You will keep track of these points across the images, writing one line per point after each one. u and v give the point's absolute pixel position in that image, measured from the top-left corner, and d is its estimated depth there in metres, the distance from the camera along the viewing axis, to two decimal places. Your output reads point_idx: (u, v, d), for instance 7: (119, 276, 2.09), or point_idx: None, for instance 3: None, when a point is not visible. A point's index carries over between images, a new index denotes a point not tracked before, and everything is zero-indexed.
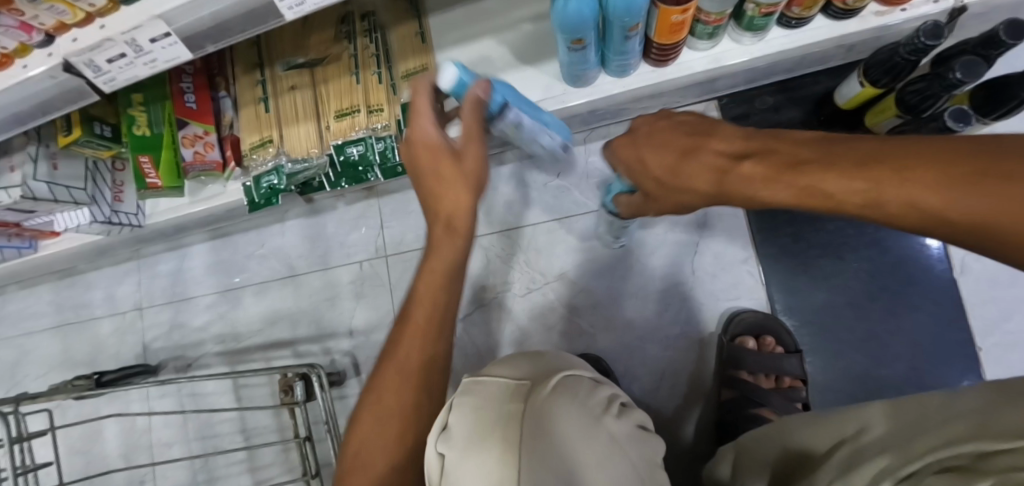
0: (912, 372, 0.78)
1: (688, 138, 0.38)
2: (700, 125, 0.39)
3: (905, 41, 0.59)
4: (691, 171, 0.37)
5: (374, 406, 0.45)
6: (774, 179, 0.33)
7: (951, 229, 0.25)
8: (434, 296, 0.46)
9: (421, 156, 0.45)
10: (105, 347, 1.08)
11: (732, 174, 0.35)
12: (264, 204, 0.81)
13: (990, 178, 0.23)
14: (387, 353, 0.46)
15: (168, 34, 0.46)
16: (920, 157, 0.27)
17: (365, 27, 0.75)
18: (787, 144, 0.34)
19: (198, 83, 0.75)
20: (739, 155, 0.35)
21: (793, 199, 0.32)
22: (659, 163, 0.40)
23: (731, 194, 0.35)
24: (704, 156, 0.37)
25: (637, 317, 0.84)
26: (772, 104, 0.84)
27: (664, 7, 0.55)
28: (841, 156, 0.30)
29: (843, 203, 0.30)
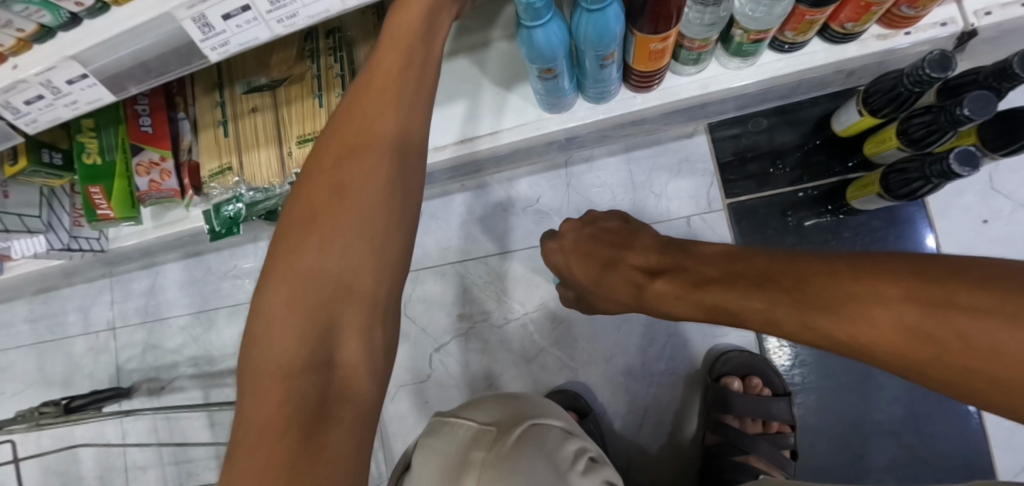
0: (910, 415, 0.74)
1: (609, 251, 0.47)
2: (619, 240, 0.48)
3: (908, 70, 0.53)
4: (612, 280, 0.44)
5: (312, 216, 0.33)
6: (684, 296, 0.36)
7: (855, 353, 0.25)
8: (399, 47, 0.37)
9: None
10: (80, 367, 1.04)
11: (646, 289, 0.40)
12: (225, 232, 0.76)
13: (863, 298, 0.25)
14: (332, 142, 0.35)
15: (85, 75, 0.42)
16: (813, 270, 0.28)
17: (330, 45, 0.70)
18: (696, 259, 0.38)
19: (155, 104, 0.70)
20: (652, 270, 0.41)
21: (707, 313, 0.35)
22: (589, 270, 0.48)
23: (646, 301, 0.41)
24: (622, 268, 0.44)
25: (615, 351, 0.80)
26: (766, 126, 0.79)
27: (642, 35, 0.49)
28: (740, 275, 0.33)
29: (748, 321, 0.32)
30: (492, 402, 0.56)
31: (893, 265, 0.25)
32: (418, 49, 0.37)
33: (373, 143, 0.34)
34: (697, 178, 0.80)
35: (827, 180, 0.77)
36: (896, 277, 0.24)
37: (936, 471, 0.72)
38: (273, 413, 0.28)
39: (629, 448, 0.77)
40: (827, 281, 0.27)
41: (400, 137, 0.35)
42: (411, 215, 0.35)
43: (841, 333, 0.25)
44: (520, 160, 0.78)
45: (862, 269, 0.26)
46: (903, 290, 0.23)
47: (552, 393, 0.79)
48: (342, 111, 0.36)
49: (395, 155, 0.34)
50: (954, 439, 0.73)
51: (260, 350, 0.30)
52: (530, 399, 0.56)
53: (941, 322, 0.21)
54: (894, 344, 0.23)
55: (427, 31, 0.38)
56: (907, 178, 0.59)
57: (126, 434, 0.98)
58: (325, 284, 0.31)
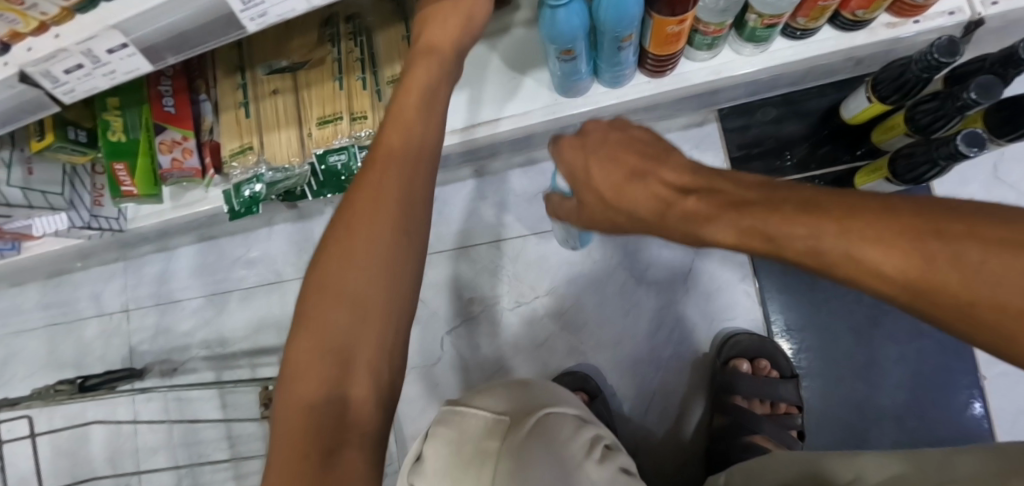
0: (914, 400, 0.75)
1: (641, 157, 0.36)
2: (654, 147, 0.37)
3: (918, 56, 0.55)
4: (633, 194, 0.36)
5: (329, 262, 0.34)
6: (715, 216, 0.30)
7: (897, 293, 0.21)
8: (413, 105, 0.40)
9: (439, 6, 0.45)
10: (92, 349, 1.05)
11: (674, 209, 0.32)
12: (244, 212, 0.78)
13: (917, 234, 0.21)
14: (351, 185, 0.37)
15: (126, 45, 0.44)
16: (864, 203, 0.24)
17: (350, 30, 0.72)
18: (734, 181, 0.31)
19: (177, 86, 0.72)
20: (690, 187, 0.33)
21: (743, 242, 0.28)
22: (606, 181, 0.38)
23: (668, 227, 0.33)
24: (650, 184, 0.35)
25: (623, 337, 0.81)
26: (773, 117, 0.81)
27: (660, 17, 0.51)
28: (780, 200, 0.27)
29: (779, 250, 0.26)
30: (503, 389, 0.50)
31: (957, 209, 0.22)
32: (422, 109, 0.40)
33: (382, 187, 0.36)
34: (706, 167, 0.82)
35: (834, 169, 0.78)
36: (963, 219, 0.21)
37: None
38: (296, 439, 0.30)
39: (637, 431, 0.79)
40: (879, 214, 0.23)
41: (406, 187, 0.36)
42: (418, 250, 0.36)
43: (885, 265, 0.21)
44: (532, 146, 0.80)
45: (920, 209, 0.22)
46: (972, 231, 0.20)
47: (562, 376, 0.80)
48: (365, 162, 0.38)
49: (401, 196, 0.36)
50: (957, 425, 0.74)
51: (288, 387, 0.32)
52: (538, 386, 0.52)
53: (1008, 261, 0.19)
54: (952, 283, 0.20)
55: (433, 89, 0.42)
56: (914, 163, 0.60)
57: (137, 414, 0.99)
58: (339, 325, 0.33)
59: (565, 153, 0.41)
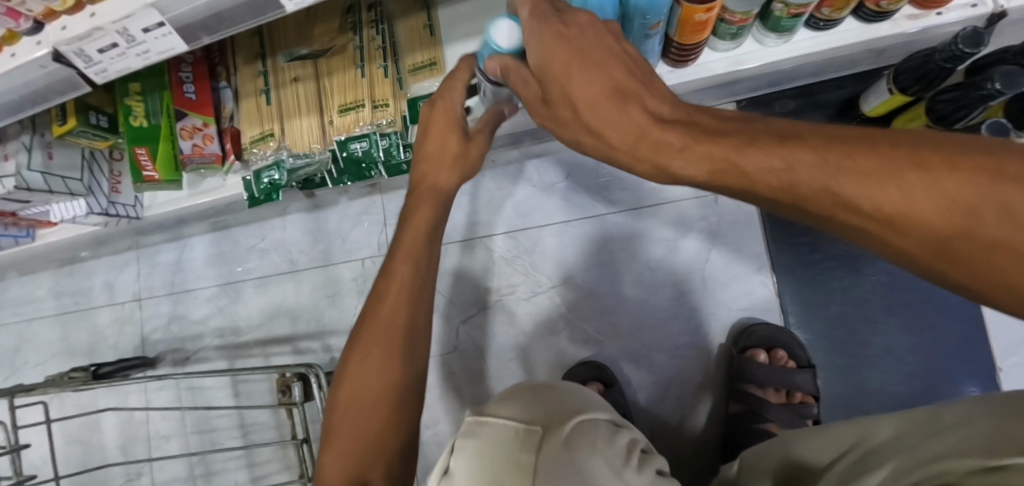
0: (928, 390, 0.76)
1: (624, 72, 0.32)
2: (638, 67, 0.33)
3: (941, 47, 0.55)
4: (608, 116, 0.31)
5: (349, 397, 0.45)
6: (691, 149, 0.29)
7: (866, 221, 0.22)
8: (411, 253, 0.47)
9: (434, 116, 0.48)
10: (105, 337, 1.05)
11: (649, 137, 0.30)
12: (264, 199, 0.78)
13: (893, 166, 0.21)
14: (361, 332, 0.46)
15: (162, 24, 0.44)
16: (844, 136, 0.24)
17: (371, 18, 0.73)
18: (712, 117, 0.30)
19: (197, 72, 0.73)
20: (668, 119, 0.30)
21: (715, 174, 0.28)
22: (585, 91, 0.31)
23: (641, 160, 0.31)
24: (630, 106, 0.31)
25: (641, 326, 0.82)
26: (791, 109, 0.81)
27: (688, 5, 0.51)
28: (760, 133, 0.27)
29: (754, 187, 0.26)
30: (528, 394, 0.50)
31: (932, 138, 0.22)
32: (423, 254, 0.47)
33: (392, 339, 0.45)
34: None
35: None
36: (937, 147, 0.21)
37: None
38: None
39: (652, 420, 0.79)
40: (857, 148, 0.23)
41: (410, 339, 0.46)
42: (416, 384, 0.46)
43: (862, 199, 0.22)
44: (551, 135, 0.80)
45: (897, 140, 0.23)
46: (945, 159, 0.20)
47: (577, 365, 0.81)
48: (369, 309, 0.47)
49: (401, 350, 0.45)
50: None
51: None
52: (567, 391, 0.52)
53: (985, 188, 0.19)
54: (925, 214, 0.20)
55: (435, 225, 0.49)
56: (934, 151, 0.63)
57: (149, 403, 0.99)
58: (358, 449, 0.44)
59: (542, 38, 0.32)
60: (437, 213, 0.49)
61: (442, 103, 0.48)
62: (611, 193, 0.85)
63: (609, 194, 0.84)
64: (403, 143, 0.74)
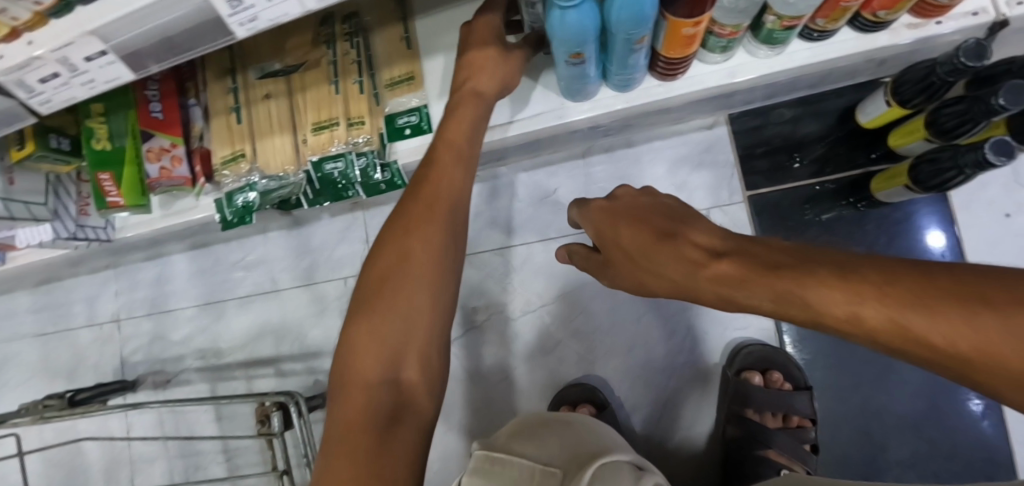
0: (931, 411, 0.73)
1: (663, 221, 0.35)
2: (679, 213, 0.36)
3: (943, 59, 0.52)
4: (661, 256, 0.33)
5: (384, 273, 0.45)
6: (749, 280, 0.27)
7: (947, 362, 0.20)
8: (455, 149, 0.51)
9: (476, 54, 0.54)
10: (85, 358, 1.02)
11: (705, 269, 0.29)
12: (237, 222, 0.74)
13: (961, 301, 0.20)
14: (403, 221, 0.47)
15: (105, 52, 0.40)
16: (900, 268, 0.23)
17: (346, 30, 0.70)
18: (765, 247, 0.29)
19: (165, 89, 0.69)
20: (719, 248, 0.30)
21: (776, 308, 0.26)
22: (633, 235, 0.36)
23: (703, 293, 0.30)
24: (678, 242, 0.32)
25: (635, 344, 0.79)
26: (789, 117, 0.78)
27: (675, 19, 0.48)
28: (816, 263, 0.26)
29: (819, 321, 0.24)
30: (554, 439, 0.49)
31: (994, 273, 0.21)
32: (463, 148, 0.52)
33: (432, 211, 0.47)
34: (718, 170, 0.79)
35: (849, 173, 0.76)
36: (1000, 283, 0.20)
37: (955, 467, 0.72)
38: (356, 414, 0.40)
39: (647, 443, 0.76)
40: (916, 281, 0.22)
41: (452, 211, 0.48)
42: (454, 268, 0.47)
43: (933, 336, 0.20)
44: (538, 149, 0.77)
45: (958, 274, 0.22)
46: (1015, 297, 0.19)
47: (569, 387, 0.78)
48: (410, 200, 0.49)
49: (446, 229, 0.47)
50: (976, 436, 0.72)
51: (350, 370, 0.43)
52: (594, 437, 0.49)
53: None
54: (1006, 353, 0.19)
55: (476, 123, 0.54)
56: (938, 168, 0.58)
57: (130, 427, 0.96)
58: (394, 330, 0.43)
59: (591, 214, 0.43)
60: (475, 119, 0.54)
61: (475, 53, 0.54)
62: None
63: None
64: (381, 163, 0.70)
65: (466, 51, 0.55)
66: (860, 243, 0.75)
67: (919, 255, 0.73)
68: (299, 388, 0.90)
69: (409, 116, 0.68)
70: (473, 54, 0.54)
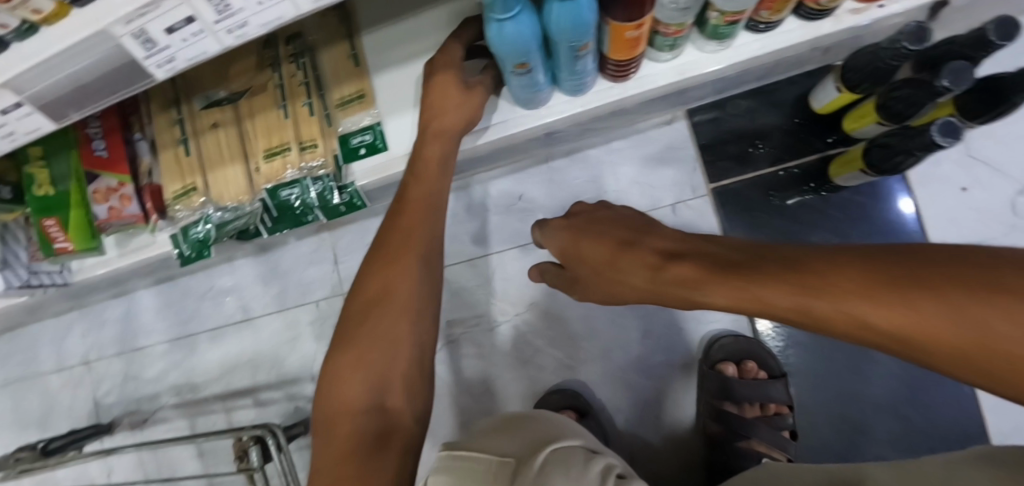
0: (905, 389, 0.75)
1: (625, 231, 0.38)
2: (636, 224, 0.39)
3: (886, 43, 0.53)
4: (625, 264, 0.36)
5: (365, 303, 0.45)
6: (706, 281, 0.30)
7: (889, 342, 0.22)
8: (432, 176, 0.52)
9: (438, 84, 0.52)
10: (57, 405, 0.99)
11: (666, 273, 0.33)
12: (195, 256, 0.73)
13: (894, 285, 0.21)
14: (382, 255, 0.47)
15: (19, 104, 0.39)
16: (843, 257, 0.25)
17: (291, 51, 0.68)
18: (721, 247, 0.32)
19: (108, 125, 0.66)
20: (678, 253, 0.33)
21: (737, 305, 0.28)
22: (598, 249, 0.39)
23: (668, 295, 0.33)
24: (639, 251, 0.36)
25: (612, 345, 0.79)
26: (745, 109, 0.78)
27: (616, 23, 0.47)
28: (767, 260, 0.28)
29: (778, 315, 0.26)
30: (515, 432, 0.48)
31: (927, 255, 0.22)
32: (432, 175, 0.52)
33: (408, 239, 0.47)
34: (681, 165, 0.79)
35: (809, 159, 0.76)
36: (930, 265, 0.21)
37: (933, 441, 0.73)
38: (343, 441, 0.39)
39: (631, 442, 0.77)
40: (856, 269, 0.23)
41: (428, 238, 0.48)
42: (435, 294, 0.47)
43: (874, 320, 0.22)
44: (498, 158, 0.76)
45: (896, 260, 0.23)
46: (942, 278, 0.20)
47: (550, 394, 0.78)
48: (388, 234, 0.49)
49: (424, 255, 0.47)
50: (950, 411, 0.74)
51: (334, 400, 0.42)
52: (552, 424, 0.48)
53: (986, 306, 0.19)
54: (938, 332, 0.20)
55: (448, 155, 0.54)
56: (891, 152, 0.59)
57: (111, 470, 0.93)
58: (377, 357, 0.42)
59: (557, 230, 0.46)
60: (446, 146, 0.54)
61: (440, 77, 0.52)
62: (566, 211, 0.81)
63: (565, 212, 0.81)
64: (338, 186, 0.69)
65: (429, 80, 0.53)
66: (824, 228, 0.76)
67: (882, 235, 0.74)
68: (279, 416, 0.88)
69: (363, 135, 0.67)
70: (434, 81, 0.52)
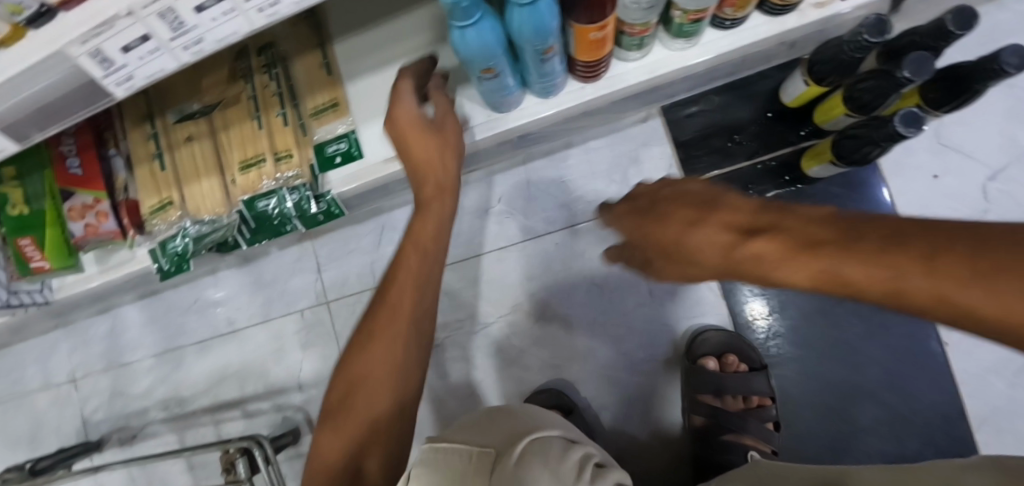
0: (886, 376, 0.76)
1: (680, 201, 0.33)
2: (693, 191, 0.33)
3: (849, 37, 0.54)
4: (682, 241, 0.31)
5: (351, 368, 0.46)
6: (791, 260, 0.25)
7: None
8: (428, 237, 0.50)
9: (405, 130, 0.50)
10: (46, 423, 0.98)
11: (736, 251, 0.28)
12: (175, 270, 0.73)
13: None
14: (371, 322, 0.46)
15: None
16: (983, 234, 0.20)
17: (263, 62, 0.67)
18: (804, 218, 0.27)
19: (82, 142, 0.66)
20: (749, 227, 0.28)
21: (829, 287, 0.24)
22: (652, 222, 0.34)
23: (739, 274, 0.29)
24: (701, 224, 0.30)
25: (596, 343, 0.79)
26: (719, 104, 0.79)
27: (579, 26, 0.48)
28: (870, 238, 0.23)
29: (886, 302, 0.22)
30: (492, 425, 0.46)
31: None
32: (430, 234, 0.50)
33: (396, 308, 0.46)
34: (657, 162, 0.79)
35: (783, 151, 0.77)
36: None
37: (916, 427, 0.74)
38: None
39: (617, 439, 0.77)
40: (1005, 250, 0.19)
41: (418, 306, 0.47)
42: (419, 363, 0.46)
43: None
44: (475, 162, 0.76)
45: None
46: None
47: (536, 394, 0.78)
48: (380, 297, 0.48)
49: (411, 327, 0.46)
50: (932, 396, 0.74)
51: (316, 462, 0.44)
52: (528, 418, 0.47)
53: None
54: None
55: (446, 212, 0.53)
56: (858, 143, 0.59)
57: None
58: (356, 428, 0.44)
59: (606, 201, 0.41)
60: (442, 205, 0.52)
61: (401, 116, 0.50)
62: (545, 212, 0.81)
63: (544, 212, 0.81)
64: (314, 195, 0.69)
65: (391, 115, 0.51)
66: None
67: None
68: (268, 427, 0.88)
69: (338, 144, 0.67)
70: (398, 97, 0.51)
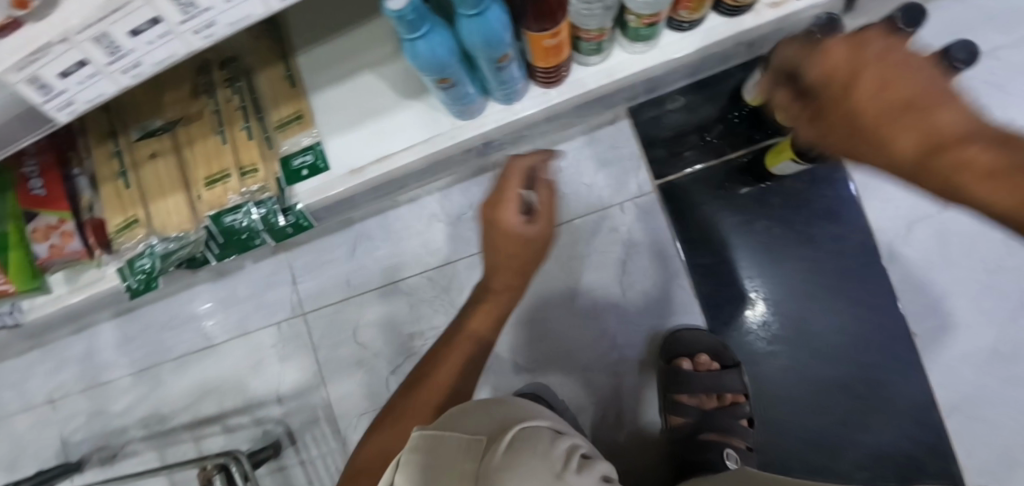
0: (858, 368, 0.77)
1: (916, 78, 0.25)
2: (922, 71, 0.26)
3: (801, 37, 0.54)
4: (886, 128, 0.26)
5: (399, 410, 0.54)
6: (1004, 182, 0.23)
7: None
8: (485, 319, 0.59)
9: (501, 231, 0.54)
10: (25, 446, 0.97)
11: (942, 159, 0.24)
12: (144, 288, 0.72)
13: None
14: (425, 378, 0.56)
15: None
16: None
17: (225, 76, 0.67)
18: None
19: (44, 162, 0.65)
20: (972, 134, 0.24)
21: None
22: (856, 99, 0.26)
23: (929, 178, 0.25)
24: (925, 116, 0.24)
25: (572, 346, 0.80)
26: (685, 104, 0.80)
27: (532, 33, 0.48)
28: None
29: None
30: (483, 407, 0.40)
31: None
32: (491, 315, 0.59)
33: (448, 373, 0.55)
34: (626, 164, 0.80)
35: (749, 149, 0.78)
36: None
37: (884, 415, 0.75)
38: None
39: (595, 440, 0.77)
40: None
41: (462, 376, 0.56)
42: None
43: None
44: (443, 169, 0.77)
45: None
46: None
47: None
48: (437, 357, 0.58)
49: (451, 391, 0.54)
50: (902, 386, 0.75)
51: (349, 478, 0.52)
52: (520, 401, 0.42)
53: None
54: None
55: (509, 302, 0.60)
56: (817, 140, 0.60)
57: None
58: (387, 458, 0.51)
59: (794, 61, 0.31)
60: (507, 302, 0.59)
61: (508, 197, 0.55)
62: None
63: None
64: (282, 208, 0.69)
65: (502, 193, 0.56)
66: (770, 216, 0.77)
67: None
68: (248, 441, 0.88)
69: (304, 156, 0.67)
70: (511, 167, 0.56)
